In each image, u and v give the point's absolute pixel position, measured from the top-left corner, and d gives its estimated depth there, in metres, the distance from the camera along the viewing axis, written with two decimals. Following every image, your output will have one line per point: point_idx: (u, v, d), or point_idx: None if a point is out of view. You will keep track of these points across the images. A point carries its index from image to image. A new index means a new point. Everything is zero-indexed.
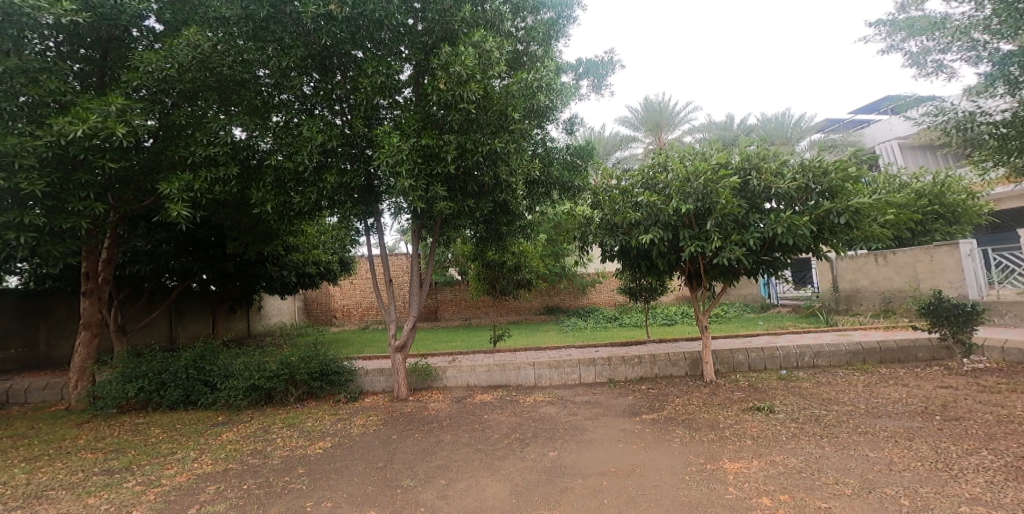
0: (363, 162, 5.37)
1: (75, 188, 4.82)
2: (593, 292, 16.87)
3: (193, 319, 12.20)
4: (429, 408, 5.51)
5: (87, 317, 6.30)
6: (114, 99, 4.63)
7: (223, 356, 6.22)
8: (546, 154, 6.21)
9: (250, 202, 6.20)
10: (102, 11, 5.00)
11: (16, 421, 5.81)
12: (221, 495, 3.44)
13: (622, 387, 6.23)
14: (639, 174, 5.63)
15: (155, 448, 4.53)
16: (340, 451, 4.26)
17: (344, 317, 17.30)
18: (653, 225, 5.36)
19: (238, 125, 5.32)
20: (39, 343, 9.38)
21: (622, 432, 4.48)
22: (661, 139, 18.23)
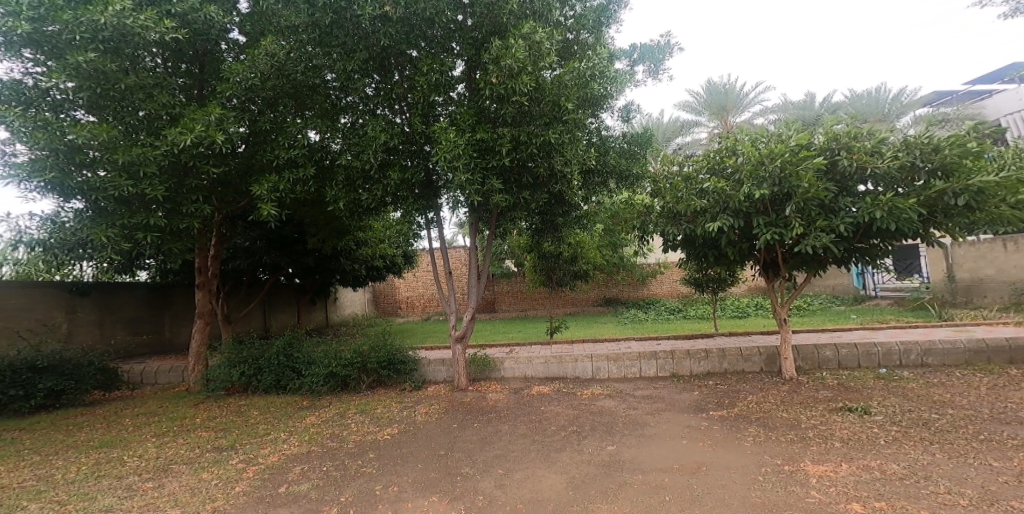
0: (422, 158, 5.49)
1: (187, 192, 5.38)
2: (654, 283, 16.25)
3: (281, 309, 13.12)
4: (488, 399, 5.59)
5: (201, 307, 6.94)
6: (212, 109, 5.07)
7: (307, 345, 6.66)
8: (601, 143, 6.10)
9: (324, 199, 6.54)
10: (196, 27, 5.45)
11: (145, 400, 6.54)
12: (305, 476, 3.70)
13: (686, 382, 6.02)
14: (704, 160, 5.40)
15: (253, 428, 4.95)
16: (407, 438, 4.43)
17: (409, 309, 17.91)
18: (721, 213, 5.10)
19: (312, 128, 5.64)
20: (163, 330, 10.45)
21: (688, 429, 4.34)
22: (728, 122, 17.32)
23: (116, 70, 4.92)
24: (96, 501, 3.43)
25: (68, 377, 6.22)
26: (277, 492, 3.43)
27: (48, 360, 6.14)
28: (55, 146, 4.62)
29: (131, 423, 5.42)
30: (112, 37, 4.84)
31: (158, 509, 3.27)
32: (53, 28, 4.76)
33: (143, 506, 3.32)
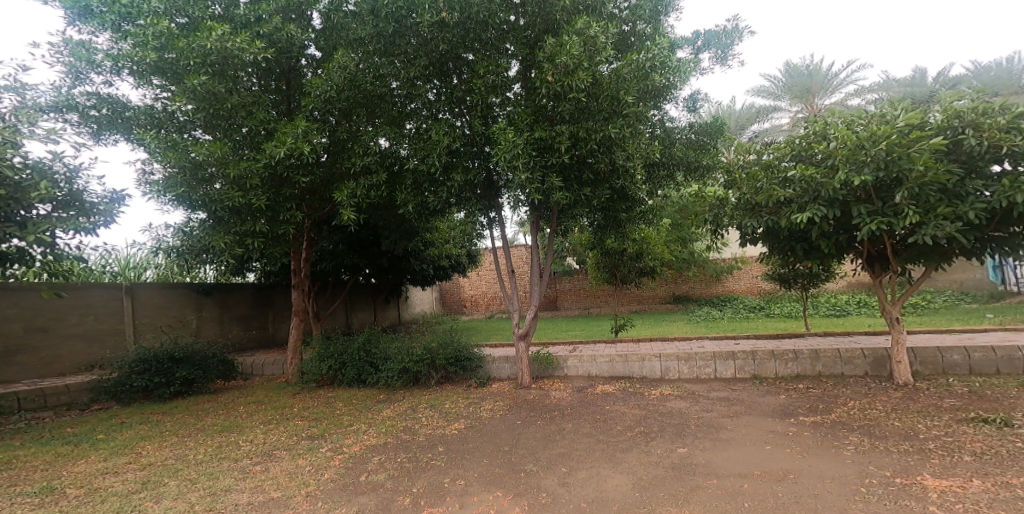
0: (483, 159, 5.57)
1: (286, 199, 5.84)
2: (730, 279, 15.44)
3: (360, 308, 13.82)
4: (551, 397, 5.58)
5: (297, 305, 7.50)
6: (299, 122, 5.40)
7: (384, 341, 7.00)
8: (666, 136, 5.95)
9: (395, 203, 6.85)
10: (280, 46, 5.86)
11: (256, 390, 7.13)
12: (382, 466, 3.88)
13: (768, 384, 5.70)
14: (787, 147, 5.06)
15: (339, 419, 5.27)
16: (473, 433, 4.53)
17: (473, 308, 18.44)
18: (811, 202, 4.75)
19: (383, 136, 5.87)
20: (268, 326, 11.32)
21: (773, 434, 4.11)
22: (814, 105, 16.15)
23: (224, 91, 5.38)
24: (217, 480, 3.65)
25: (197, 367, 6.91)
26: (358, 480, 3.61)
27: (183, 352, 6.86)
28: (182, 163, 5.12)
29: (245, 410, 5.95)
30: (218, 60, 5.29)
31: (265, 490, 3.45)
32: (169, 55, 5.26)
33: (253, 486, 3.54)
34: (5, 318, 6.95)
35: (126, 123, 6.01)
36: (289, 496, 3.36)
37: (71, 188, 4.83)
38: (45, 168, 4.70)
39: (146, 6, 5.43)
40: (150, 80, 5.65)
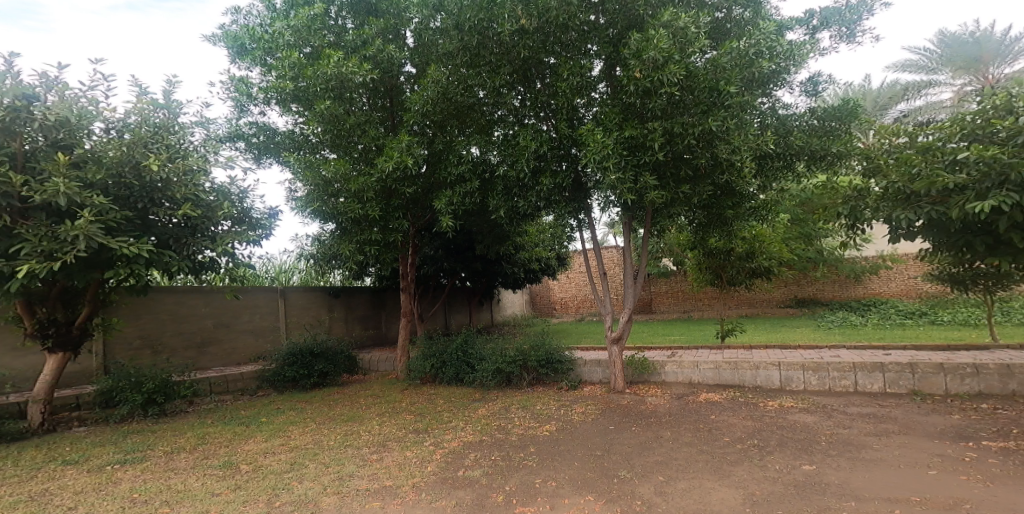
0: (571, 161, 5.57)
1: (394, 209, 6.27)
2: (873, 280, 13.61)
3: (457, 310, 14.32)
4: (647, 403, 5.36)
5: (405, 306, 8.08)
6: (403, 137, 5.75)
7: (481, 343, 7.30)
8: (780, 124, 5.45)
9: (489, 210, 7.09)
10: (382, 65, 6.17)
11: (372, 385, 7.75)
12: (478, 463, 4.00)
13: (924, 402, 4.93)
14: (955, 125, 4.39)
15: (440, 415, 5.57)
16: (563, 435, 4.51)
17: (563, 310, 18.84)
18: (991, 190, 3.88)
19: (474, 145, 6.01)
20: (382, 327, 12.01)
21: (940, 458, 3.54)
22: (982, 76, 13.73)
23: (341, 113, 5.95)
24: (343, 465, 4.02)
25: (329, 361, 7.73)
26: (456, 475, 3.71)
27: (321, 347, 7.72)
28: (316, 182, 5.77)
29: (365, 402, 6.52)
30: (336, 85, 5.85)
31: (379, 478, 3.68)
32: (301, 83, 5.92)
33: (371, 473, 3.81)
34: (200, 316, 8.29)
35: (277, 145, 6.94)
36: (397, 486, 3.53)
37: (242, 207, 5.61)
38: (226, 191, 5.47)
39: (282, 40, 6.20)
40: (290, 106, 6.47)
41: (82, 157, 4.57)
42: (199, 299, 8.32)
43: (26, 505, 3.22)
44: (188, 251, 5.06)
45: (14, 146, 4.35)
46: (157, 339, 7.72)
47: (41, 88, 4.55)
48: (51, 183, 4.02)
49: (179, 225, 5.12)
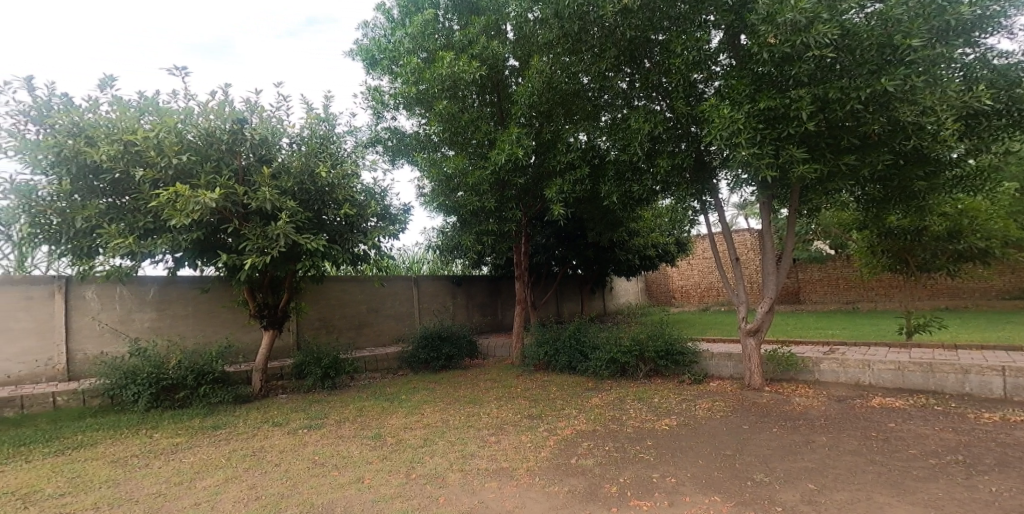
0: (692, 140, 5.21)
1: (508, 200, 6.62)
2: None
3: (571, 297, 13.84)
4: (794, 404, 4.80)
5: (520, 294, 8.08)
6: (513, 129, 5.84)
7: (593, 331, 7.19)
8: (998, 77, 4.27)
9: (599, 196, 6.94)
10: (488, 62, 6.28)
11: (490, 369, 8.09)
12: (591, 452, 3.92)
13: None
14: None
15: (553, 403, 5.59)
16: (684, 431, 4.23)
17: (683, 299, 17.39)
18: None
19: (581, 131, 5.98)
20: (500, 314, 11.96)
21: None
22: None
23: (455, 112, 6.24)
24: (466, 445, 4.25)
25: (455, 345, 8.33)
26: (569, 463, 3.70)
27: (448, 331, 8.35)
28: (439, 179, 6.30)
29: (485, 385, 6.85)
30: (452, 84, 6.17)
31: (496, 460, 3.82)
32: (422, 87, 6.31)
33: (490, 454, 3.97)
34: (355, 302, 9.22)
35: (407, 147, 7.29)
36: (514, 468, 3.64)
37: (383, 204, 6.28)
38: (372, 190, 6.15)
39: (402, 48, 6.70)
40: (415, 109, 6.74)
41: (280, 169, 5.49)
42: (354, 288, 9.25)
43: (251, 458, 3.93)
44: (348, 245, 5.92)
45: (234, 161, 5.28)
46: (330, 321, 8.88)
47: (244, 111, 5.44)
48: (262, 194, 5.00)
49: (340, 222, 5.90)
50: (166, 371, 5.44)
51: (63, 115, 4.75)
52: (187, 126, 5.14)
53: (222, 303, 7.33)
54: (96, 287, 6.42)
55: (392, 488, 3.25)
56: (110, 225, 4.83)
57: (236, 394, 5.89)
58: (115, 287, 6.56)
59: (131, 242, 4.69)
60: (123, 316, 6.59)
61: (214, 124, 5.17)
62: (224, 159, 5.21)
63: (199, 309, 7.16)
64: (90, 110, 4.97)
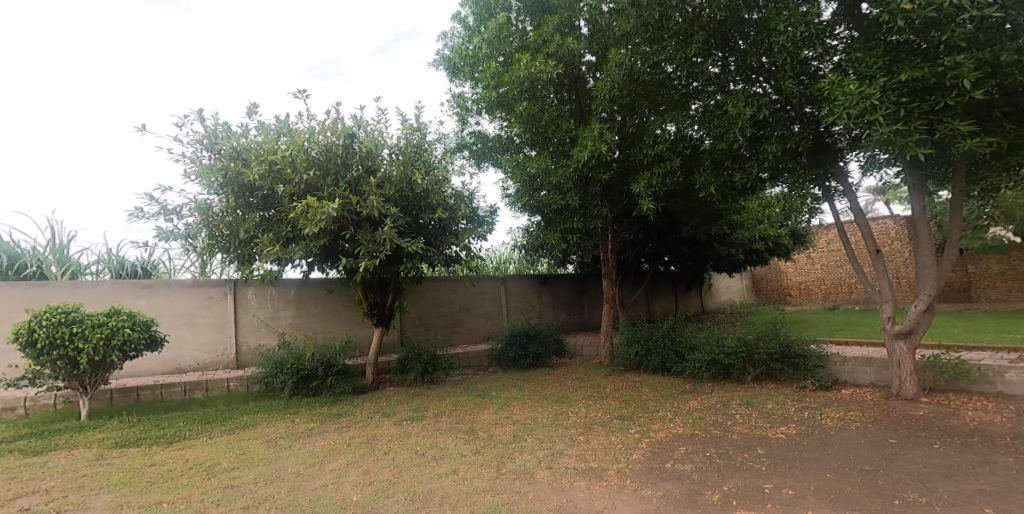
0: (809, 121, 4.80)
1: (593, 197, 6.26)
2: None
3: (661, 295, 13.05)
4: (963, 417, 4.15)
5: (608, 293, 7.81)
6: (595, 124, 5.43)
7: (688, 329, 6.90)
8: None
9: (693, 186, 6.46)
10: (559, 57, 5.98)
11: (577, 369, 7.88)
12: (690, 457, 3.72)
13: None
14: None
15: (646, 404, 5.46)
16: (807, 441, 3.89)
17: (803, 297, 15.52)
18: None
19: (669, 122, 5.53)
20: (585, 312, 11.53)
21: None
22: None
23: (534, 111, 6.00)
24: (554, 443, 4.23)
25: (542, 343, 8.25)
26: (664, 466, 3.55)
27: (534, 330, 8.29)
28: (522, 179, 6.16)
29: (573, 384, 6.76)
30: (530, 85, 5.93)
31: (586, 459, 3.77)
32: (501, 90, 6.23)
33: (578, 453, 3.93)
34: (447, 301, 9.23)
35: (491, 149, 7.40)
36: (604, 469, 3.56)
37: (472, 207, 6.65)
38: (462, 194, 6.42)
39: (481, 53, 6.51)
40: (497, 113, 6.76)
41: (383, 178, 5.87)
42: (446, 287, 9.24)
43: (365, 445, 4.31)
44: (442, 247, 6.31)
45: (347, 174, 5.75)
46: (427, 319, 8.97)
47: (353, 126, 5.93)
48: (370, 202, 5.42)
49: (435, 225, 6.27)
50: (303, 361, 6.18)
51: (227, 141, 5.55)
52: (312, 143, 5.69)
53: (342, 302, 8.17)
54: (254, 288, 7.51)
55: (484, 481, 3.37)
56: (265, 234, 5.61)
57: (354, 385, 6.50)
58: (267, 288, 7.63)
59: (278, 249, 5.44)
60: (273, 313, 7.63)
61: (332, 141, 5.70)
62: (341, 172, 5.71)
63: (325, 307, 8.08)
64: (245, 135, 5.69)
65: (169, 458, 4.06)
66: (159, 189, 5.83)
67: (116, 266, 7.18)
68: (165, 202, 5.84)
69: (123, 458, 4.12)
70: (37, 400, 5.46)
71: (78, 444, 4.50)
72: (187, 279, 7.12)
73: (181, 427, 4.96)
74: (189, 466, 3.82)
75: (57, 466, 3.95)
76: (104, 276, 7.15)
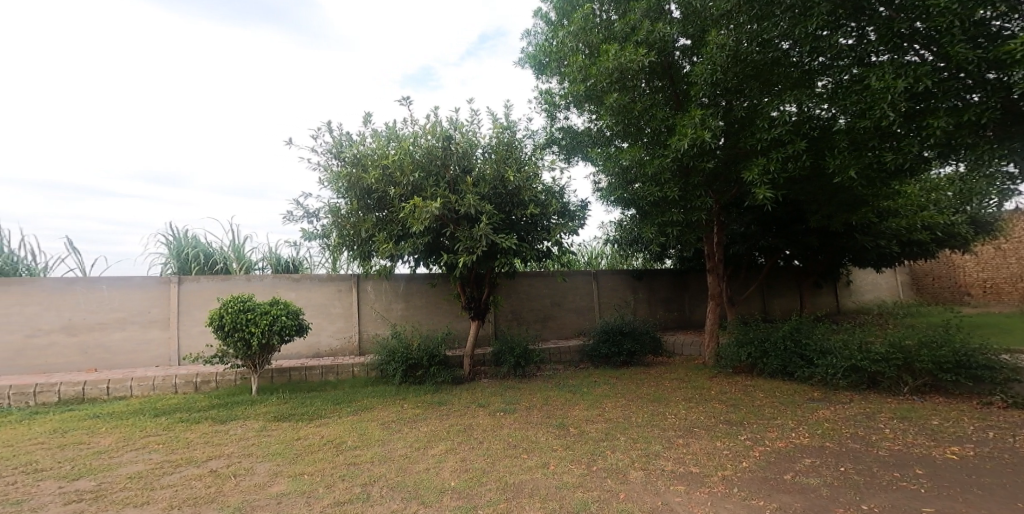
0: (997, 87, 3.99)
1: (695, 188, 5.70)
2: None
3: (782, 292, 11.87)
4: None
5: (714, 290, 7.46)
6: (695, 111, 5.01)
7: (818, 330, 6.18)
8: None
9: (828, 172, 5.64)
10: (647, 43, 5.62)
11: (677, 368, 7.50)
12: (817, 470, 3.35)
13: None
14: None
15: (760, 410, 5.02)
16: (990, 465, 3.29)
17: (988, 296, 13.18)
18: None
19: (790, 102, 5.02)
20: (686, 308, 10.89)
21: None
22: None
23: (625, 102, 5.72)
24: (650, 444, 4.06)
25: (637, 341, 7.94)
26: (781, 477, 3.24)
27: (628, 327, 8.01)
28: (614, 171, 6.01)
29: (671, 384, 6.42)
30: (618, 76, 5.65)
31: (685, 463, 3.57)
32: (590, 82, 6.02)
33: (676, 456, 3.74)
34: (539, 296, 9.21)
35: (580, 143, 7.51)
36: (706, 475, 3.34)
37: (563, 202, 6.60)
38: (552, 189, 6.46)
39: (566, 47, 6.49)
40: (585, 106, 6.68)
41: (478, 177, 6.09)
42: (538, 281, 9.21)
43: (462, 433, 4.50)
44: (534, 242, 6.44)
45: (446, 173, 6.03)
46: (518, 313, 9.04)
47: (449, 127, 6.12)
48: (467, 201, 5.68)
49: (527, 221, 6.38)
50: (411, 351, 6.63)
51: (351, 147, 6.11)
52: (415, 147, 6.05)
53: (443, 296, 8.53)
54: (372, 282, 8.19)
55: (574, 477, 3.35)
56: (379, 233, 6.04)
57: (454, 375, 6.83)
58: (383, 282, 8.27)
59: (391, 246, 5.89)
60: (387, 305, 8.25)
61: (432, 144, 5.98)
62: (441, 172, 6.01)
63: (429, 300, 8.49)
64: (364, 141, 6.23)
65: (311, 433, 4.62)
66: (304, 196, 6.53)
67: (275, 261, 8.32)
68: (307, 207, 6.61)
69: (278, 430, 4.77)
70: (222, 376, 6.49)
71: (250, 415, 5.30)
72: (324, 274, 8.00)
73: (318, 406, 5.58)
74: (325, 442, 4.30)
75: (234, 434, 4.69)
76: (267, 270, 8.31)
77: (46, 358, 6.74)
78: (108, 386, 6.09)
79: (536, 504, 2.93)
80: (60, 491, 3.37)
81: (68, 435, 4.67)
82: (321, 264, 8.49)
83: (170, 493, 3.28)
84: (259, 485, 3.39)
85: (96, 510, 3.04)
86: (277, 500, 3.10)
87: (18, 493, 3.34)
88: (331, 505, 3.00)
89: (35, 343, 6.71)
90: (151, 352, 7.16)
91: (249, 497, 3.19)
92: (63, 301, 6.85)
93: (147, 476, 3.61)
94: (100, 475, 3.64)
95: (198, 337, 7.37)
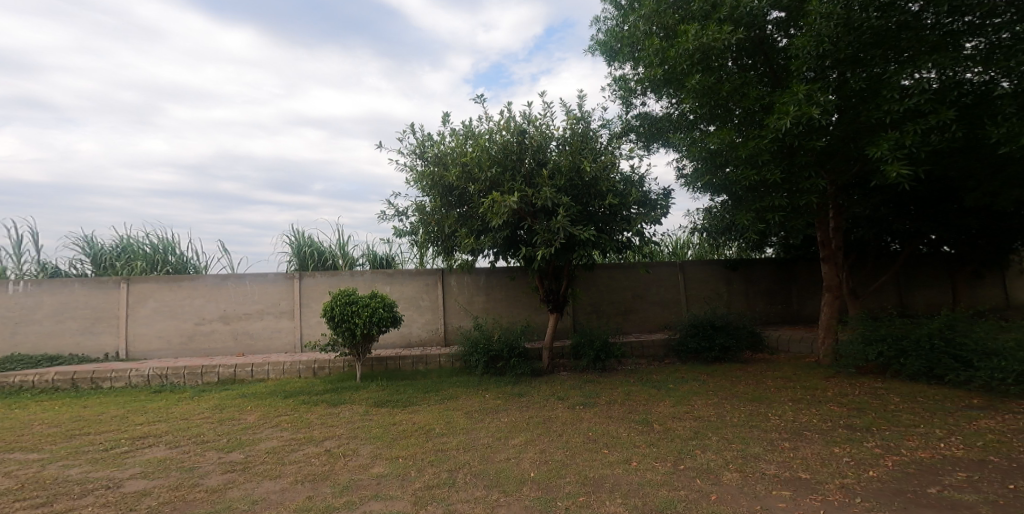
0: None
1: (799, 170, 5.18)
2: None
3: (927, 283, 10.56)
4: None
5: (829, 280, 6.79)
6: (799, 86, 4.62)
7: (979, 329, 5.37)
8: None
9: (987, 140, 4.93)
10: (736, 19, 5.26)
11: (783, 366, 6.99)
12: (974, 486, 2.96)
13: None
14: None
15: (894, 416, 4.53)
16: None
17: None
18: None
19: (927, 68, 4.55)
20: (793, 301, 10.08)
21: None
22: None
23: (714, 83, 5.38)
24: (748, 445, 3.81)
25: (731, 336, 7.46)
26: (923, 491, 2.90)
27: (721, 320, 7.57)
28: (702, 155, 5.70)
29: (773, 383, 5.99)
30: (703, 57, 5.34)
31: (793, 468, 3.31)
32: (668, 66, 5.70)
33: (780, 460, 3.48)
34: (621, 289, 9.00)
35: (660, 130, 7.22)
36: (820, 482, 3.08)
37: (643, 191, 6.40)
38: (631, 179, 6.29)
39: (639, 32, 6.28)
40: (665, 92, 6.43)
41: (552, 169, 6.05)
42: (618, 273, 8.99)
43: (542, 426, 4.52)
44: (613, 233, 6.28)
45: (522, 168, 6.07)
46: (600, 306, 8.90)
47: (523, 122, 6.17)
48: (544, 194, 5.68)
49: (606, 211, 6.25)
50: (491, 342, 6.79)
51: (435, 147, 6.34)
52: (491, 143, 6.12)
53: (523, 289, 8.54)
54: (455, 276, 8.46)
55: (659, 475, 3.24)
56: (462, 229, 6.21)
57: (533, 368, 6.89)
58: (464, 275, 8.50)
59: (472, 241, 6.05)
60: (469, 298, 8.48)
61: (507, 139, 6.07)
62: (517, 166, 6.09)
63: (510, 293, 8.59)
64: (441, 141, 6.43)
65: (405, 419, 4.90)
66: (394, 196, 6.90)
67: (371, 257, 8.89)
68: (398, 206, 6.96)
69: (378, 415, 5.10)
70: (334, 363, 7.04)
71: (355, 400, 5.71)
72: (414, 269, 8.41)
73: (410, 394, 5.88)
74: (416, 428, 4.54)
75: (343, 416, 5.09)
76: (367, 267, 8.91)
77: (209, 343, 7.82)
78: (253, 369, 6.87)
79: (616, 500, 2.88)
80: (219, 461, 3.84)
81: (224, 411, 5.33)
82: (411, 259, 8.93)
83: (295, 469, 3.63)
84: (363, 465, 3.65)
85: (244, 479, 3.43)
86: (377, 481, 3.32)
87: (190, 460, 3.86)
88: (422, 489, 3.16)
89: (201, 330, 7.80)
90: (283, 339, 7.97)
91: (354, 476, 3.44)
92: (218, 294, 7.89)
93: (280, 452, 4.01)
94: (247, 449, 4.12)
95: (316, 327, 8.08)
